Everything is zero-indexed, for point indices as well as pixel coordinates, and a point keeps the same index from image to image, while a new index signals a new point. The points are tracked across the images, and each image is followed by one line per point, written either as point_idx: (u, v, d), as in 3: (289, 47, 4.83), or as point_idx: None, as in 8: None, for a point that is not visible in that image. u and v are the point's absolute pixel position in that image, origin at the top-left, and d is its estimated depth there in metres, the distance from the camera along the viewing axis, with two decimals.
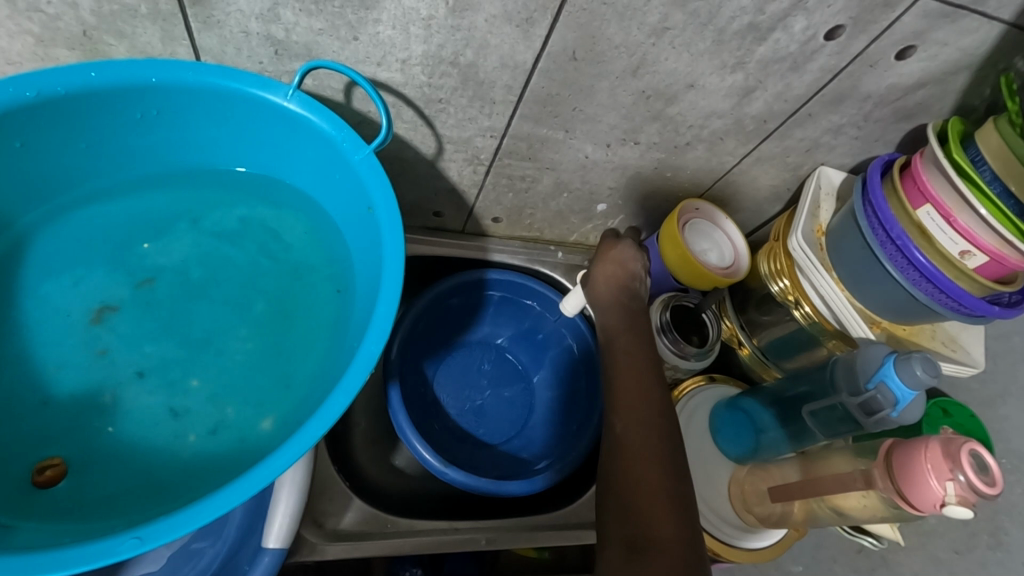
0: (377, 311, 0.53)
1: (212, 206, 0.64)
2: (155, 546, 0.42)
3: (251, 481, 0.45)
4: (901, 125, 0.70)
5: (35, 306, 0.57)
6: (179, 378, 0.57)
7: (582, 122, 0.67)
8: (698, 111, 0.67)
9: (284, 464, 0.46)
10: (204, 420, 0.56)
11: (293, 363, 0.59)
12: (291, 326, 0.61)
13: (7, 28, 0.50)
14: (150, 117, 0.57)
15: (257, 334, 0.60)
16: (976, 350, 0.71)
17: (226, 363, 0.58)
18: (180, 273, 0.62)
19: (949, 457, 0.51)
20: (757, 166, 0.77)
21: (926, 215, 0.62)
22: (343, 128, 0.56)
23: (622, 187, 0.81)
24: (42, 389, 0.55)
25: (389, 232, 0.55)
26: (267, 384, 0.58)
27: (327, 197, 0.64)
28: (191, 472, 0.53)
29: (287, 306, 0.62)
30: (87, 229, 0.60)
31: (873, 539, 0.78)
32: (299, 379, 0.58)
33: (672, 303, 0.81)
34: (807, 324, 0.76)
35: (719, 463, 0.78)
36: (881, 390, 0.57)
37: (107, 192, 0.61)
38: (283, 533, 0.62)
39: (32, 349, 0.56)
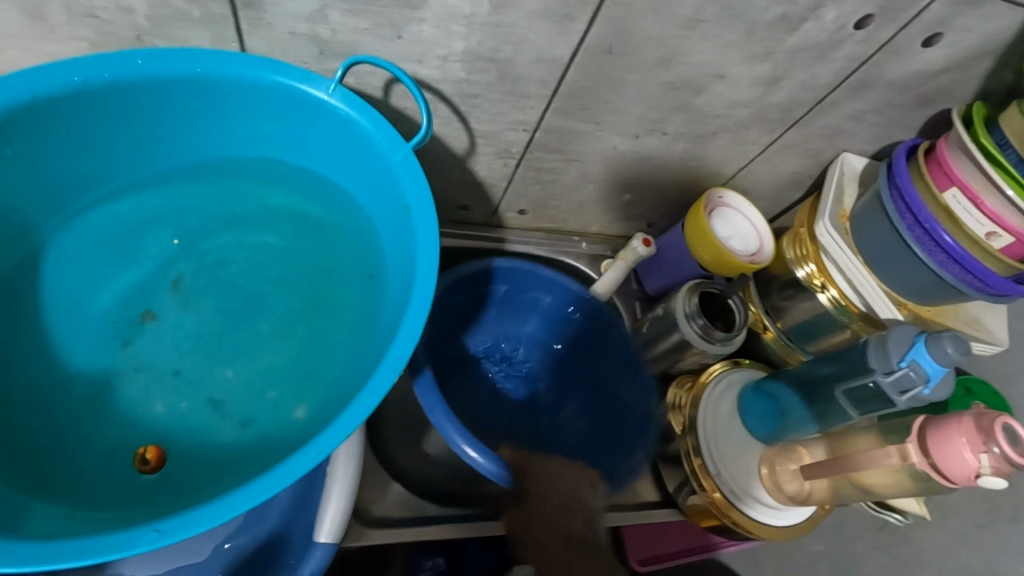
0: (412, 306, 0.54)
1: (242, 205, 0.66)
2: (173, 539, 0.43)
3: (293, 465, 0.46)
4: (923, 110, 0.72)
5: (69, 302, 0.59)
6: (221, 369, 0.60)
7: (611, 114, 0.69)
8: (726, 101, 0.68)
9: (321, 451, 0.47)
10: (242, 410, 0.58)
11: (324, 357, 0.61)
12: (323, 319, 0.62)
13: (63, 34, 0.52)
14: (182, 112, 0.58)
15: (290, 328, 0.62)
16: (998, 329, 0.73)
17: (258, 356, 0.61)
18: (212, 270, 0.64)
19: (983, 431, 0.53)
20: (780, 154, 0.79)
21: (952, 198, 0.63)
22: (379, 123, 0.58)
23: (647, 177, 0.82)
24: (84, 380, 0.57)
25: (424, 230, 0.56)
26: (302, 374, 0.60)
27: (358, 191, 0.65)
28: (229, 460, 0.55)
29: (318, 303, 0.63)
30: (118, 225, 0.62)
31: (897, 515, 0.79)
32: (331, 370, 0.60)
33: (699, 289, 0.82)
34: (834, 308, 0.77)
35: (750, 445, 0.79)
36: (914, 368, 0.59)
37: (135, 188, 0.62)
38: (334, 529, 0.63)
39: (70, 344, 0.58)
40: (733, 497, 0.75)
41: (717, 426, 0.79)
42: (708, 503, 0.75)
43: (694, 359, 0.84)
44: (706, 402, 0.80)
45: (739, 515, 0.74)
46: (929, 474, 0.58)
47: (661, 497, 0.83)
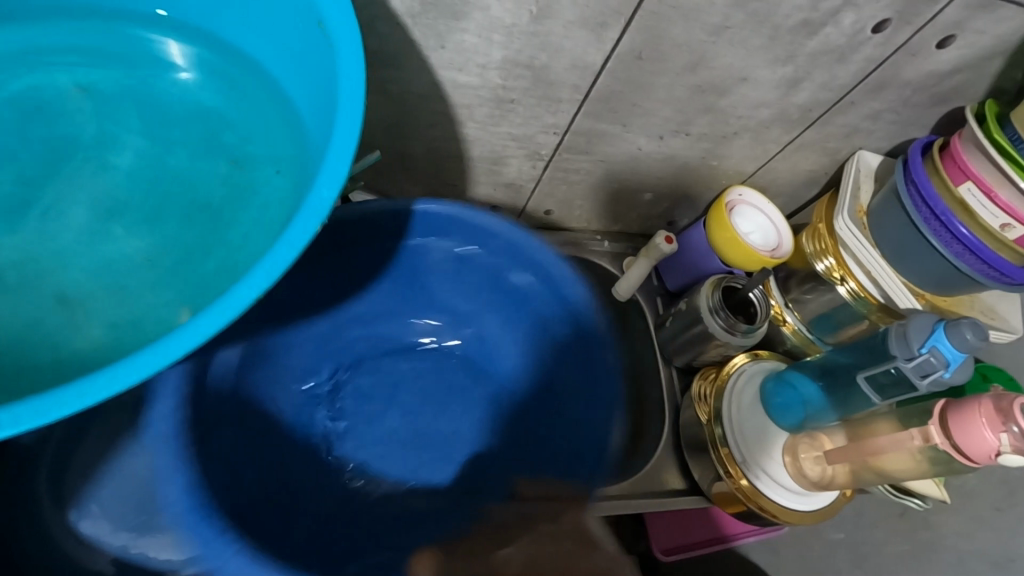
0: (328, 157, 0.39)
1: (92, 56, 0.47)
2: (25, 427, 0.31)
3: (167, 341, 0.33)
4: (937, 108, 0.75)
5: None
6: (43, 276, 0.41)
7: (638, 116, 0.72)
8: (748, 102, 0.71)
9: (200, 332, 0.34)
10: (93, 311, 0.40)
11: (208, 256, 0.43)
12: (209, 210, 0.44)
13: None
14: None
15: (157, 221, 0.44)
16: (1013, 317, 0.76)
17: (110, 254, 0.42)
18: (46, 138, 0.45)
19: (1002, 412, 0.56)
20: (798, 152, 0.82)
21: (967, 191, 0.66)
22: None
23: (670, 176, 0.86)
24: None
25: (345, 54, 0.41)
26: (180, 270, 0.43)
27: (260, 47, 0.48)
28: (57, 369, 0.38)
29: (198, 188, 0.45)
30: None
31: (918, 500, 0.82)
32: (224, 260, 0.43)
33: (722, 284, 0.85)
34: (854, 300, 0.80)
35: (774, 434, 0.82)
36: (935, 354, 0.62)
37: None
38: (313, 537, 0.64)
39: None
40: (760, 483, 0.78)
41: (742, 416, 0.82)
42: (734, 489, 0.78)
43: (717, 352, 0.87)
44: (730, 392, 0.83)
45: (766, 501, 0.77)
46: (951, 454, 0.61)
47: (688, 485, 0.85)
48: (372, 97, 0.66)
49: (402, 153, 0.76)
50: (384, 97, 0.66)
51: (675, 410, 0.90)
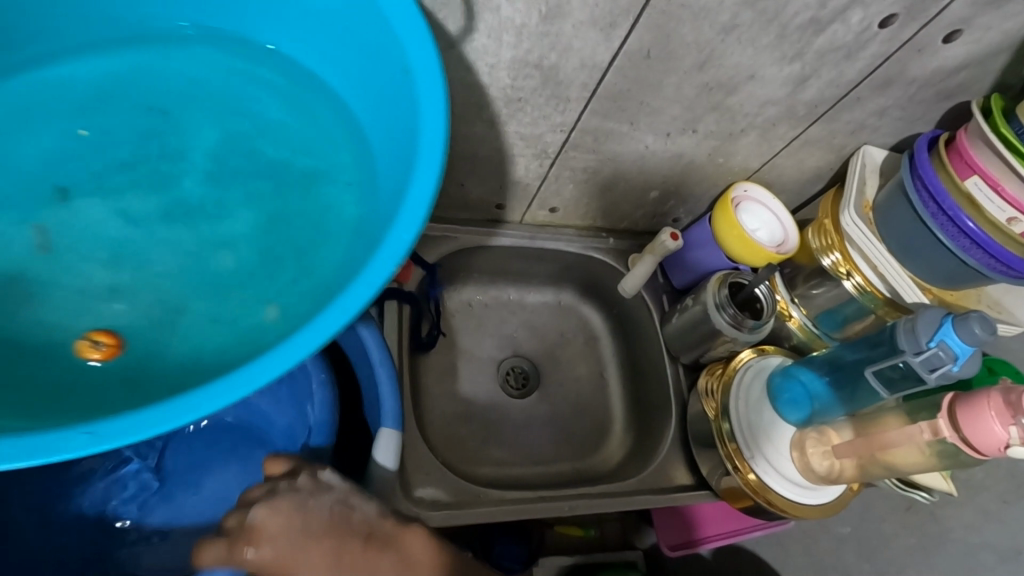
0: (405, 209, 0.42)
1: (188, 89, 0.51)
2: (113, 444, 0.34)
3: (265, 364, 0.37)
4: (944, 103, 0.75)
5: None
6: (145, 284, 0.44)
7: (647, 114, 0.72)
8: (755, 99, 0.71)
9: (299, 349, 0.37)
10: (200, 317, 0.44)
11: (298, 268, 0.46)
12: (298, 226, 0.47)
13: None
14: None
15: (251, 238, 0.47)
16: (1019, 310, 0.76)
17: (206, 264, 0.46)
18: (150, 150, 0.49)
19: (1012, 405, 0.56)
20: (804, 148, 0.82)
21: (974, 185, 0.67)
22: None
23: (676, 174, 0.86)
24: None
25: (429, 96, 0.45)
26: (273, 280, 0.45)
27: (350, 79, 0.52)
28: (173, 373, 0.41)
29: (278, 213, 0.48)
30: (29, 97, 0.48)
31: (924, 493, 0.82)
32: (310, 274, 0.45)
33: (728, 279, 0.85)
34: (859, 295, 0.80)
35: (782, 429, 0.82)
36: (943, 348, 0.62)
37: (39, 59, 0.49)
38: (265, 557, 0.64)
39: None
40: (769, 479, 0.78)
41: (749, 412, 0.82)
42: (742, 483, 0.79)
43: (724, 348, 0.87)
44: (737, 387, 0.83)
45: (774, 496, 0.78)
46: (959, 447, 0.61)
47: (695, 481, 0.86)
48: None
49: None
50: None
51: (682, 406, 0.90)
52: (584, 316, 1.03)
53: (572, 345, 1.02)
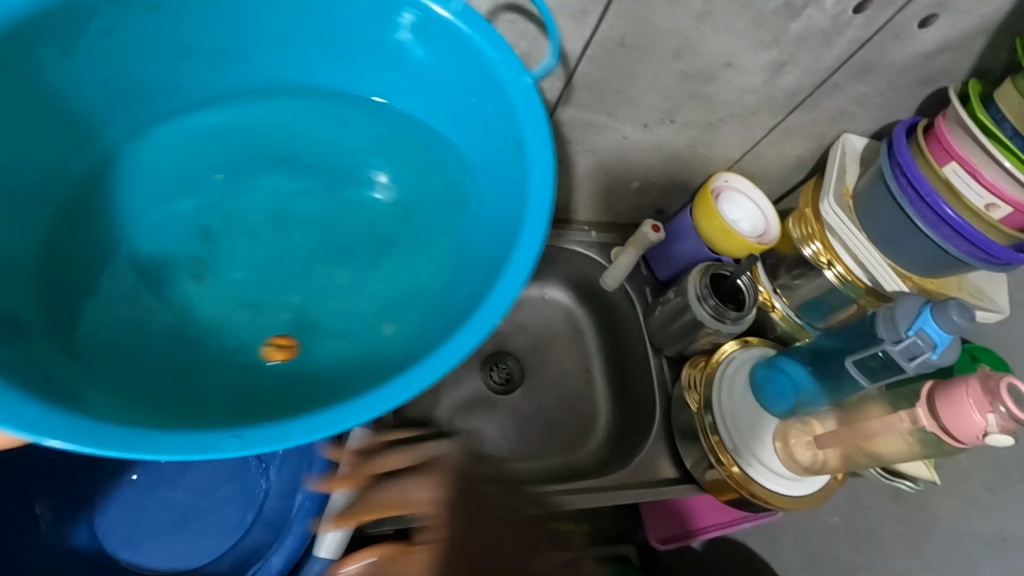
0: (511, 265, 0.53)
1: (317, 149, 0.67)
2: (254, 450, 0.43)
3: (400, 389, 0.46)
4: (924, 90, 0.74)
5: (141, 195, 0.62)
6: (284, 307, 0.60)
7: (625, 104, 0.71)
8: (733, 88, 0.70)
9: (430, 375, 0.47)
10: (336, 324, 0.60)
11: (416, 287, 0.62)
12: (410, 265, 0.64)
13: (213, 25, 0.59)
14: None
15: (375, 264, 0.63)
16: (1000, 297, 0.76)
17: (324, 288, 0.62)
18: (281, 194, 0.65)
19: (989, 392, 0.56)
20: (785, 138, 0.81)
21: (953, 172, 0.66)
22: (501, 50, 0.57)
23: (656, 165, 0.84)
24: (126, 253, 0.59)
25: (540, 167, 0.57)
26: (392, 296, 0.62)
27: (463, 136, 0.67)
28: (315, 378, 0.57)
29: (389, 277, 0.63)
30: (185, 140, 0.64)
31: (909, 482, 0.82)
32: (422, 296, 0.62)
33: (711, 271, 0.84)
34: (841, 284, 0.80)
35: (765, 420, 0.82)
36: (921, 336, 0.61)
37: (191, 107, 0.65)
38: (335, 546, 0.64)
39: (138, 239, 0.60)
40: (752, 471, 0.77)
41: (733, 403, 0.82)
42: (724, 476, 0.78)
43: (706, 340, 0.86)
44: (720, 379, 0.83)
45: (758, 487, 0.77)
46: (938, 436, 0.61)
47: (680, 474, 0.85)
48: None
49: None
50: None
51: (667, 398, 0.90)
52: (568, 310, 1.02)
53: (558, 339, 1.00)
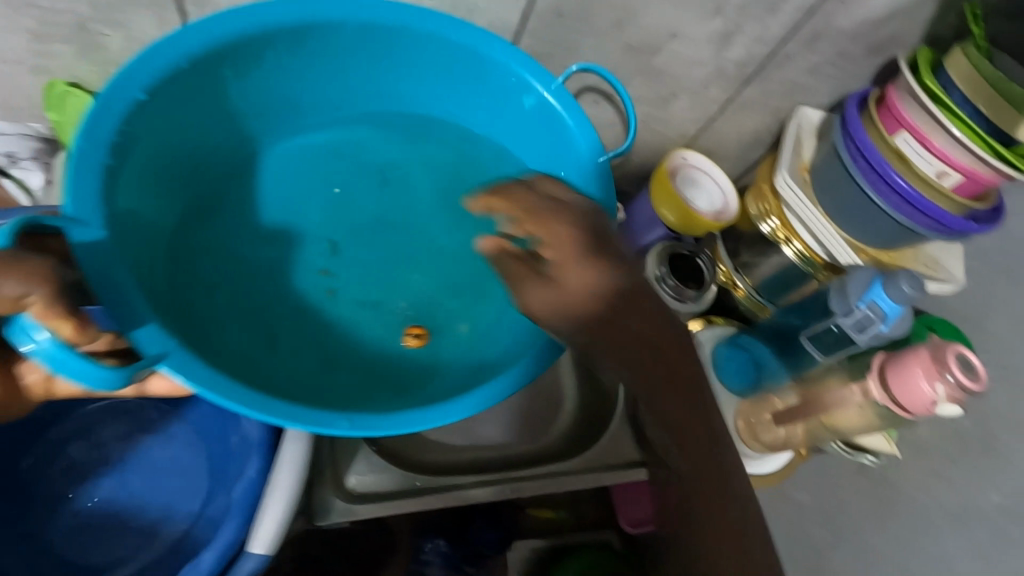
0: None
1: (406, 165, 0.73)
2: (359, 428, 0.50)
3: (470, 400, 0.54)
4: (875, 59, 0.72)
5: (262, 193, 0.69)
6: (385, 306, 0.67)
7: (571, 80, 0.69)
8: (682, 60, 0.69)
9: (500, 389, 0.55)
10: (430, 329, 0.67)
11: (482, 304, 0.69)
12: (483, 294, 0.69)
13: None
14: (372, 41, 0.63)
15: (456, 285, 0.69)
16: (956, 268, 0.75)
17: (409, 281, 0.68)
18: (391, 195, 0.71)
19: (938, 360, 0.55)
20: (740, 112, 0.79)
21: (903, 141, 0.65)
22: (576, 113, 0.63)
23: (612, 143, 0.83)
24: (235, 247, 0.66)
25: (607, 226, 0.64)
26: (462, 300, 0.69)
27: (528, 155, 0.71)
28: (403, 372, 0.64)
29: (460, 287, 0.69)
30: (297, 151, 0.71)
31: (872, 456, 0.82)
32: (492, 300, 0.69)
33: (668, 251, 0.83)
34: (800, 261, 0.79)
35: (725, 398, 0.81)
36: (872, 308, 0.61)
37: (312, 123, 0.72)
38: (270, 539, 0.51)
39: (253, 241, 0.67)
40: None
41: None
42: None
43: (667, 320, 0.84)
44: None
45: None
46: (889, 408, 0.60)
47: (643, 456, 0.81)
48: None
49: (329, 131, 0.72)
50: None
51: None
52: None
53: None
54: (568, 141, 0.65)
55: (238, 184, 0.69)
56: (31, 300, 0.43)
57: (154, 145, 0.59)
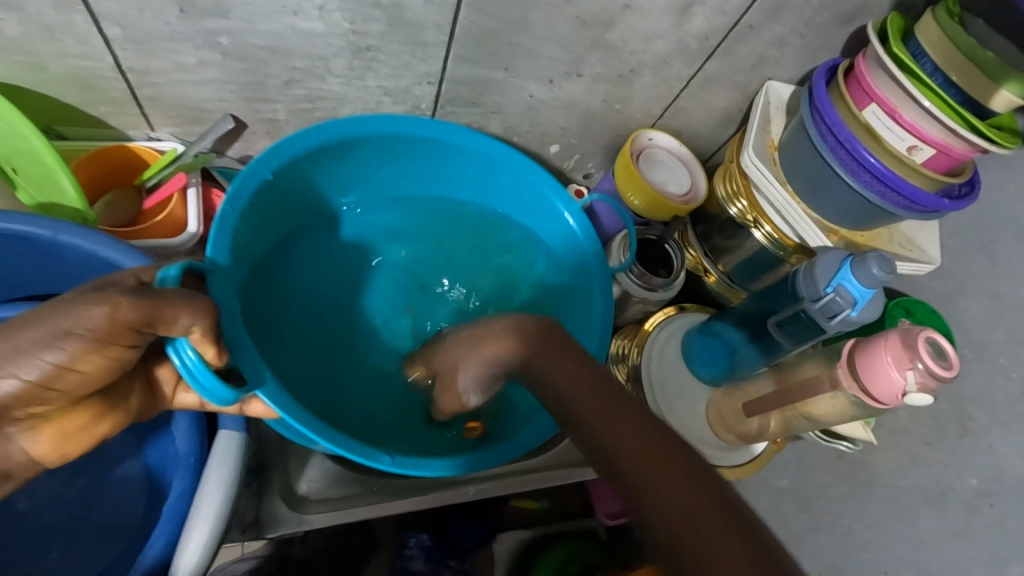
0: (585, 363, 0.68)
1: (471, 250, 0.82)
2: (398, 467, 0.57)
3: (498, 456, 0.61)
4: (844, 28, 0.68)
5: (343, 262, 0.78)
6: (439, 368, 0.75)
7: (522, 58, 0.65)
8: (639, 33, 0.65)
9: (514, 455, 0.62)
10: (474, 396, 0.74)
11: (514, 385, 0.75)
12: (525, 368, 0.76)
13: (203, 56, 0.57)
14: (449, 152, 0.73)
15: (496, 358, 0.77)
16: (931, 248, 0.73)
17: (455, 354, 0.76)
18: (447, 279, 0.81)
19: (909, 347, 0.52)
20: (705, 89, 0.75)
21: (872, 114, 0.62)
22: (588, 229, 0.73)
23: (574, 126, 0.79)
24: (316, 304, 0.75)
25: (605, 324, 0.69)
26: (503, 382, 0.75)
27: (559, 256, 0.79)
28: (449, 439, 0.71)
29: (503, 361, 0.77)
30: (380, 230, 0.80)
31: (848, 442, 0.79)
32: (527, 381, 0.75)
33: (634, 237, 0.80)
34: (769, 244, 0.76)
35: (695, 387, 0.78)
36: (840, 293, 0.58)
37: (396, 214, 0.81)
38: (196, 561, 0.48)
39: (332, 298, 0.76)
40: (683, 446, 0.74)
41: (663, 374, 0.78)
42: None
43: (638, 309, 0.82)
44: (650, 352, 0.79)
45: None
46: (861, 398, 0.57)
47: None
48: (206, 54, 0.57)
49: (268, 119, 0.68)
50: (219, 53, 0.57)
51: None
52: None
53: None
54: (578, 253, 0.74)
55: (327, 255, 0.78)
56: (194, 329, 0.46)
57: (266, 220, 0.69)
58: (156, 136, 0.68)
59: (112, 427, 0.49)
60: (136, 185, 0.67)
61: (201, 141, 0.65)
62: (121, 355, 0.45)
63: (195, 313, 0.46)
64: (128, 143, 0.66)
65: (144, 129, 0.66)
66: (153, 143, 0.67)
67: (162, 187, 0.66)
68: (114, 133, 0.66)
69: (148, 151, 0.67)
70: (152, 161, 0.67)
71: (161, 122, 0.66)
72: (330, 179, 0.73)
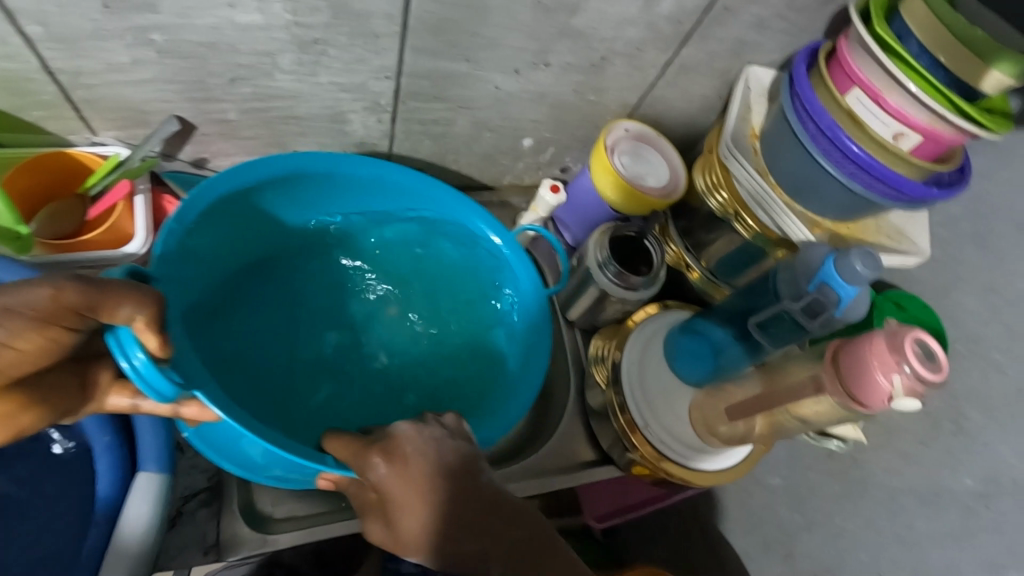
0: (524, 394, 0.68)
1: (423, 278, 0.77)
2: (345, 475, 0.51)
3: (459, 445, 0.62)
4: (826, 8, 0.65)
5: (291, 295, 0.71)
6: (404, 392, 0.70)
7: (482, 48, 0.61)
8: (607, 18, 0.61)
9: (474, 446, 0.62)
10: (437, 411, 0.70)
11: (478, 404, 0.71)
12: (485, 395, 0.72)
13: (136, 55, 0.53)
14: (388, 183, 0.69)
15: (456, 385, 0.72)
16: (922, 239, 0.69)
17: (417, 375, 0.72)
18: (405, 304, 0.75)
19: (895, 349, 0.49)
20: (683, 76, 0.72)
21: (856, 100, 0.58)
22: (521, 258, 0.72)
23: (546, 118, 0.75)
24: (264, 337, 0.68)
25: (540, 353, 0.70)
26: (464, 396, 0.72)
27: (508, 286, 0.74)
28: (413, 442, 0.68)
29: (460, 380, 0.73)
30: (328, 260, 0.74)
31: (837, 441, 0.78)
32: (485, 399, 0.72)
33: (612, 234, 0.76)
34: (752, 237, 0.72)
35: (678, 389, 0.75)
36: (823, 292, 0.54)
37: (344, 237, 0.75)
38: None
39: (282, 330, 0.69)
40: (667, 450, 0.71)
41: (646, 375, 0.75)
42: (638, 455, 0.71)
43: (616, 309, 0.79)
44: (631, 350, 0.75)
45: (672, 466, 0.70)
46: (846, 404, 0.54)
47: (599, 455, 0.78)
48: (139, 52, 0.53)
49: (218, 119, 0.64)
50: (154, 51, 0.53)
51: (581, 373, 0.82)
52: None
53: None
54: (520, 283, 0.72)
55: (271, 287, 0.70)
56: (137, 320, 0.42)
57: (207, 251, 0.63)
58: (100, 141, 0.64)
59: (37, 421, 0.46)
60: (79, 194, 0.63)
61: (146, 145, 0.61)
62: (59, 338, 0.42)
63: (140, 306, 0.42)
64: (68, 150, 0.62)
65: (85, 134, 0.62)
66: (96, 149, 0.63)
67: (107, 196, 0.62)
68: (54, 139, 0.63)
69: (90, 156, 0.63)
70: (95, 167, 0.64)
71: (103, 127, 0.62)
72: (301, 205, 0.70)
